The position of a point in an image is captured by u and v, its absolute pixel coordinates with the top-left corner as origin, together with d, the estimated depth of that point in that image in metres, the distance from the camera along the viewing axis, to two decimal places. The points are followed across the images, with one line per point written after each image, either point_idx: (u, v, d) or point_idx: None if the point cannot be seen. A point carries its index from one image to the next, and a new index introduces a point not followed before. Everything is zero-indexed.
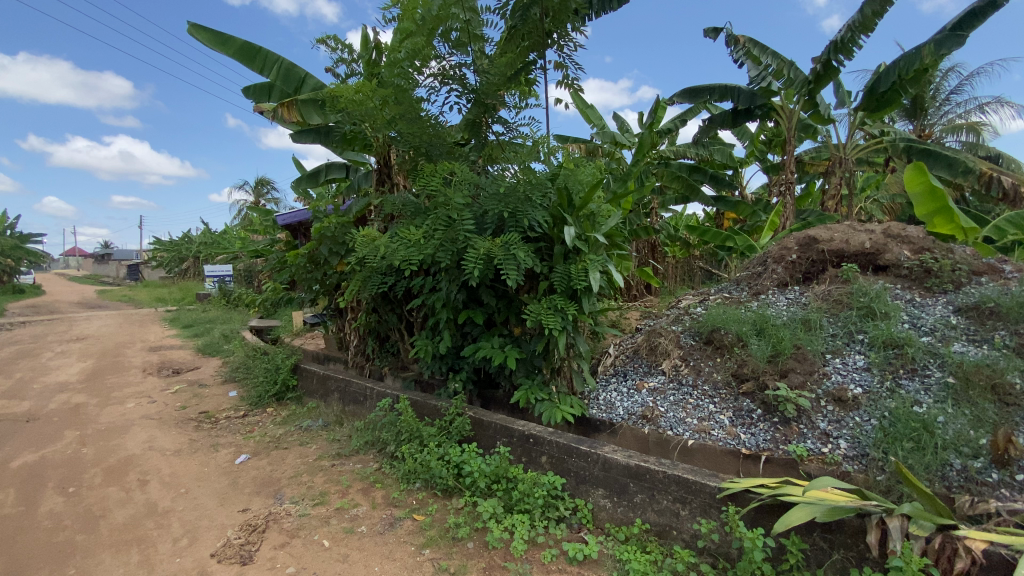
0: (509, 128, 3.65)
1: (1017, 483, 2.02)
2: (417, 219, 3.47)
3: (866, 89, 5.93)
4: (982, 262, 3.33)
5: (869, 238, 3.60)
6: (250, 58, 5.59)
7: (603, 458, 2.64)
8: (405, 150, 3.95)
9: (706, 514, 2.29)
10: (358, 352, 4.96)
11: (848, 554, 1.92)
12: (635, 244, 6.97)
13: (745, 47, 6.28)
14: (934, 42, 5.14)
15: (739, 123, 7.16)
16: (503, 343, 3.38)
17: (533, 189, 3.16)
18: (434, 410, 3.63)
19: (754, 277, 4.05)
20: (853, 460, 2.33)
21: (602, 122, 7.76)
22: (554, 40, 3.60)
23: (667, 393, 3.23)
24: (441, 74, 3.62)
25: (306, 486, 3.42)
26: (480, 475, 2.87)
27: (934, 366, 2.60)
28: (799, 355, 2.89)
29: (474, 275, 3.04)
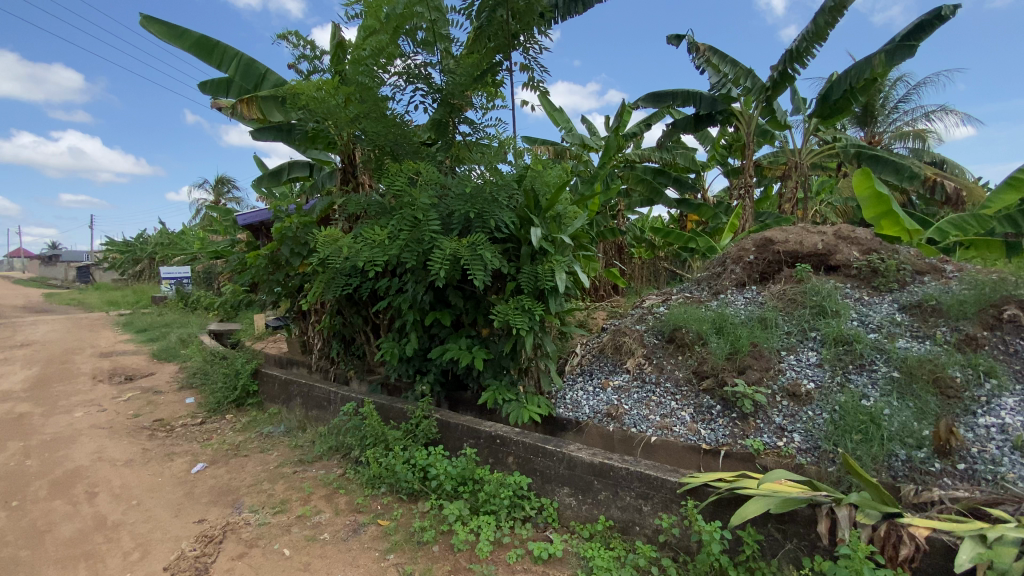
0: (475, 128, 3.65)
1: (958, 472, 2.14)
2: (382, 219, 3.41)
3: (820, 97, 6.19)
4: (925, 263, 3.52)
5: (821, 240, 3.75)
6: (207, 52, 5.40)
7: (568, 457, 2.66)
8: (369, 149, 3.88)
9: (667, 509, 2.34)
10: (322, 355, 4.84)
11: (801, 544, 1.99)
12: (602, 245, 7.06)
13: (705, 55, 6.49)
14: (884, 53, 5.41)
15: (701, 127, 7.34)
16: (471, 343, 3.36)
17: (499, 189, 3.16)
18: (399, 413, 3.58)
19: (714, 278, 4.17)
20: (806, 452, 2.42)
21: (570, 124, 7.83)
22: (521, 42, 3.62)
23: (631, 391, 3.29)
24: (406, 73, 3.58)
25: (266, 494, 3.31)
26: (446, 477, 2.84)
27: (880, 361, 2.73)
28: (756, 353, 2.98)
29: (440, 276, 3.01)
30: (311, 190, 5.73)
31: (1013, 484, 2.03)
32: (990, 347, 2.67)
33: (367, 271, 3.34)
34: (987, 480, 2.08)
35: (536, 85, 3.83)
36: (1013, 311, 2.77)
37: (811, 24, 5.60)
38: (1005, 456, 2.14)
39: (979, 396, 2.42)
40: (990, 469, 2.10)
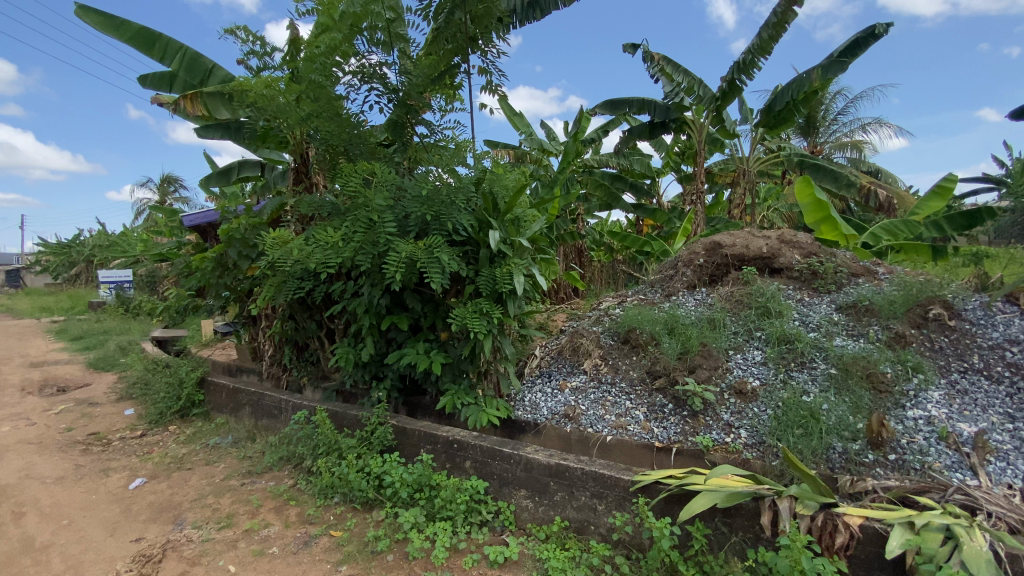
0: (433, 130, 3.61)
1: (890, 462, 2.27)
2: (335, 221, 3.31)
3: (765, 108, 6.49)
4: (859, 266, 3.74)
5: (766, 244, 3.92)
6: (148, 45, 5.12)
7: (524, 459, 2.66)
8: (322, 149, 3.77)
9: (621, 507, 2.37)
10: (273, 362, 4.67)
11: (746, 536, 2.06)
12: (562, 248, 7.14)
13: (660, 64, 6.68)
14: (821, 67, 5.73)
15: (656, 134, 7.55)
16: (429, 347, 3.31)
17: (457, 192, 3.13)
18: (354, 420, 3.49)
19: (667, 280, 4.29)
20: (752, 448, 2.52)
21: (530, 129, 7.89)
22: (478, 45, 3.63)
23: (588, 392, 3.33)
24: (361, 72, 3.50)
25: (211, 508, 3.15)
26: (401, 484, 2.78)
27: (819, 359, 2.87)
28: (705, 352, 3.08)
29: (396, 280, 2.95)
30: (261, 191, 5.53)
31: (938, 473, 2.18)
32: (917, 344, 2.86)
33: (320, 274, 3.24)
34: (915, 469, 2.21)
35: (494, 88, 3.84)
36: (937, 311, 2.98)
37: (756, 38, 5.88)
38: (931, 446, 2.29)
39: (908, 389, 2.59)
40: (918, 458, 2.24)
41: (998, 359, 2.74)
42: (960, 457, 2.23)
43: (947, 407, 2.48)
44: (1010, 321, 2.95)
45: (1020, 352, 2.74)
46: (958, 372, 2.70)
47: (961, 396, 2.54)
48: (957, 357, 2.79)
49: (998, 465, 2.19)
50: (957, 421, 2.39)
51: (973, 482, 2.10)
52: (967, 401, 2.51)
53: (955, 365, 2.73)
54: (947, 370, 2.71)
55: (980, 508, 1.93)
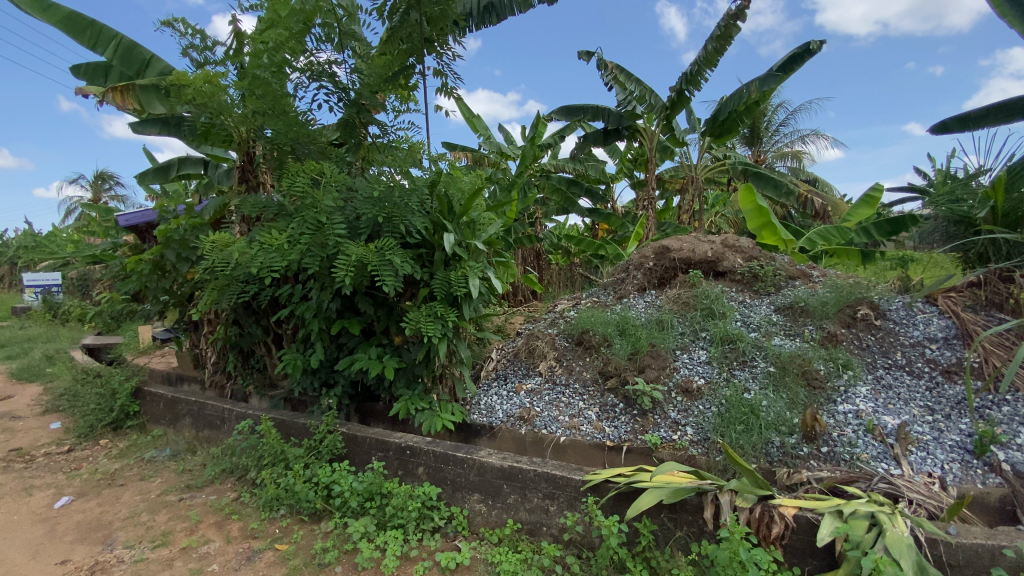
0: (386, 131, 3.54)
1: (823, 454, 2.40)
2: (281, 222, 3.18)
3: (710, 118, 6.76)
4: (796, 269, 3.95)
5: (710, 248, 4.07)
6: (77, 30, 4.81)
7: (478, 463, 2.65)
8: (269, 147, 3.63)
9: (572, 507, 2.40)
10: (216, 370, 4.45)
11: (690, 530, 2.13)
12: (521, 252, 7.21)
13: (613, 72, 6.84)
14: (758, 80, 6.04)
15: (610, 141, 7.73)
16: (381, 352, 3.24)
17: (410, 195, 3.07)
18: (303, 429, 3.38)
19: (618, 283, 4.40)
20: (697, 444, 2.61)
21: (487, 132, 7.91)
22: (434, 47, 3.61)
23: (542, 394, 3.35)
24: (310, 70, 3.40)
25: (145, 526, 2.96)
26: (351, 494, 2.71)
27: (759, 358, 3.01)
28: (653, 352, 3.17)
29: (345, 283, 2.86)
30: (204, 190, 5.28)
31: (866, 463, 2.32)
32: (847, 342, 3.05)
33: (265, 278, 3.10)
34: (845, 460, 2.35)
35: (450, 90, 3.82)
36: (864, 311, 3.19)
37: (702, 51, 6.13)
38: (860, 438, 2.44)
39: (838, 385, 2.75)
40: (848, 450, 2.38)
41: (919, 355, 2.95)
42: (885, 448, 2.39)
43: (874, 401, 2.65)
44: (928, 321, 3.19)
45: (938, 349, 2.97)
46: (883, 368, 2.89)
47: (886, 390, 2.73)
48: (883, 354, 2.99)
49: (919, 455, 2.35)
50: (882, 414, 2.56)
51: (896, 471, 2.26)
52: (891, 395, 2.69)
53: (881, 361, 2.93)
54: (874, 366, 2.90)
55: (902, 495, 2.09)
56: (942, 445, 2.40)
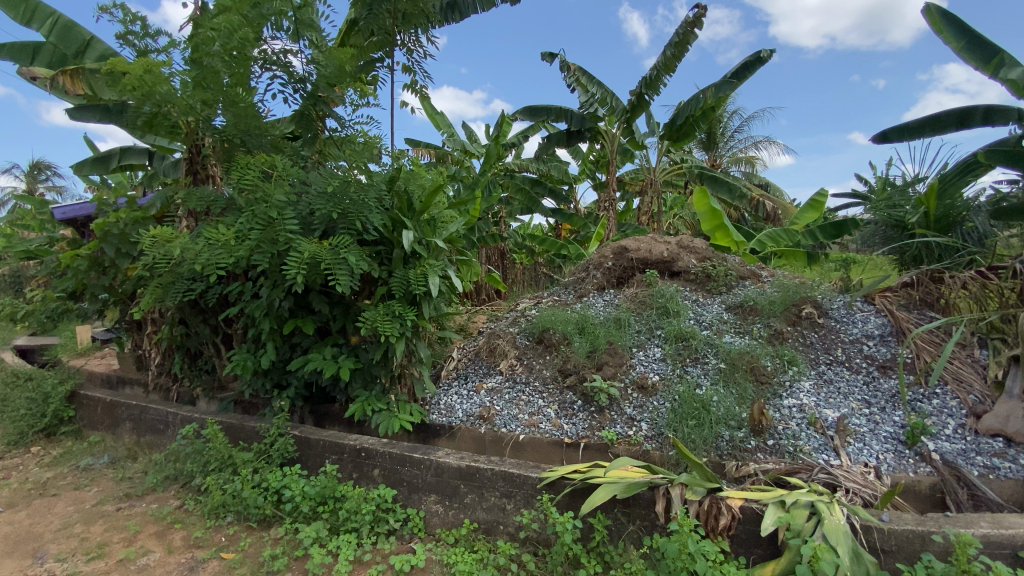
0: (344, 125, 3.44)
1: (769, 447, 2.50)
2: (229, 217, 3.04)
3: (668, 122, 6.94)
4: (747, 269, 4.09)
5: (666, 249, 4.17)
6: (11, 5, 4.59)
7: (435, 463, 2.61)
8: (217, 138, 3.47)
9: (529, 505, 2.40)
10: (160, 372, 4.22)
11: (643, 524, 2.17)
12: (485, 251, 7.22)
13: (575, 75, 6.90)
14: (714, 87, 6.24)
15: (572, 142, 7.81)
16: (337, 353, 3.15)
17: (367, 191, 2.98)
18: (252, 433, 3.25)
19: (579, 282, 4.46)
20: (652, 439, 2.67)
21: (451, 129, 7.84)
22: (402, 40, 3.73)
23: (502, 392, 3.35)
24: (263, 60, 3.27)
25: (78, 538, 2.77)
26: (302, 498, 2.62)
27: (710, 354, 3.10)
28: (611, 350, 3.23)
29: (297, 281, 2.76)
30: (148, 182, 5.01)
31: (808, 455, 2.43)
32: (792, 339, 3.19)
33: (212, 275, 2.97)
34: (789, 452, 2.45)
35: (418, 88, 3.80)
36: (808, 310, 3.33)
37: (661, 56, 6.27)
38: (803, 430, 2.55)
39: (784, 380, 2.87)
40: (792, 442, 2.48)
41: (858, 352, 3.11)
42: (825, 439, 2.51)
43: (816, 395, 2.78)
44: (866, 319, 3.37)
45: (875, 346, 3.14)
46: (825, 363, 3.03)
47: (827, 385, 2.87)
48: (825, 350, 3.14)
49: (857, 446, 2.48)
50: (823, 408, 2.68)
51: (835, 462, 2.37)
52: (833, 390, 2.83)
53: (824, 358, 3.07)
54: (817, 362, 3.04)
55: (840, 485, 2.20)
56: (877, 436, 2.54)
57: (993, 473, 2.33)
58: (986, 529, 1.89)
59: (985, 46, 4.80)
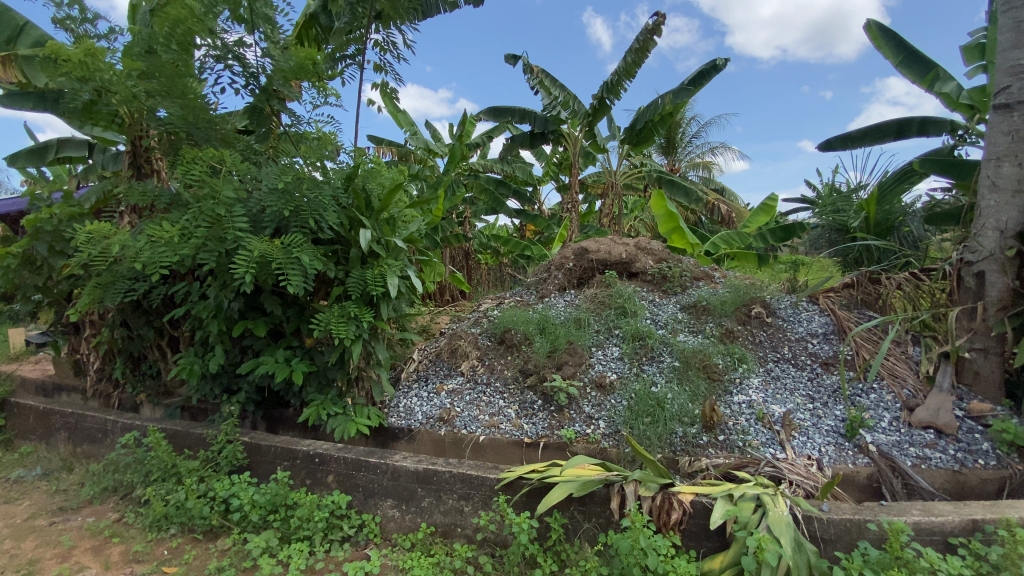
0: (300, 121, 3.28)
1: (720, 442, 2.58)
2: (174, 214, 2.89)
3: (628, 127, 7.07)
4: (701, 271, 4.22)
5: (625, 250, 4.25)
6: None
7: (391, 467, 2.57)
8: (162, 130, 3.30)
9: (487, 506, 2.39)
10: (100, 377, 3.98)
11: (598, 522, 2.20)
12: (449, 252, 7.16)
13: (538, 77, 6.95)
14: (672, 93, 6.40)
15: (536, 144, 7.86)
16: (290, 355, 3.05)
17: (323, 189, 2.89)
18: (199, 439, 3.11)
19: (541, 283, 4.48)
20: (609, 437, 2.71)
21: (414, 128, 7.74)
22: (379, 41, 3.80)
23: (463, 394, 3.32)
24: (215, 48, 3.01)
25: (4, 557, 2.57)
26: (252, 507, 2.52)
27: (665, 353, 3.18)
28: (571, 349, 3.26)
29: (246, 281, 2.66)
30: (87, 174, 4.75)
31: (756, 449, 2.52)
32: (742, 338, 3.30)
33: (155, 274, 2.83)
34: (738, 446, 2.54)
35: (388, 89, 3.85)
36: (757, 309, 3.46)
37: (621, 61, 6.39)
38: (751, 425, 2.65)
39: (735, 377, 2.97)
40: (740, 437, 2.57)
41: (802, 349, 3.25)
42: (772, 434, 2.61)
43: (764, 391, 2.89)
44: (810, 318, 3.53)
45: (818, 343, 3.29)
46: (773, 361, 3.16)
47: (775, 381, 2.98)
48: (773, 348, 3.26)
49: (801, 440, 2.59)
50: (771, 404, 2.79)
51: (781, 456, 2.47)
52: (779, 386, 2.95)
53: (771, 355, 3.20)
54: (765, 359, 3.16)
55: (784, 477, 2.29)
56: (820, 429, 2.66)
57: (924, 463, 2.48)
58: (917, 516, 2.01)
59: (922, 61, 5.12)
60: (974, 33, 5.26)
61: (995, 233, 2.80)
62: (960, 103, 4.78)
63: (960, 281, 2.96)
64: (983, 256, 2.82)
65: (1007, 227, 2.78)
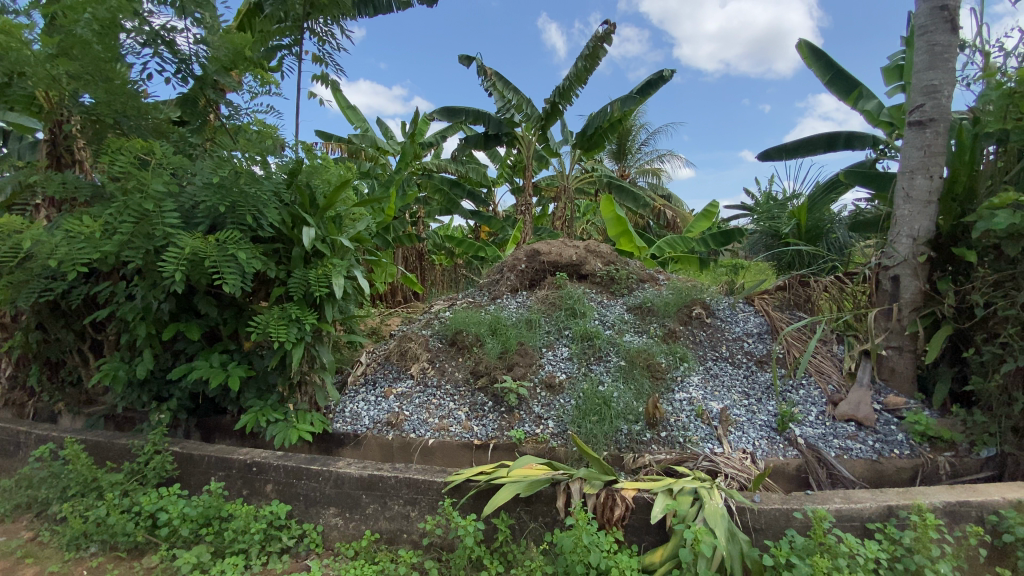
0: (238, 112, 3.12)
1: (662, 438, 2.67)
2: (96, 207, 2.69)
3: (580, 132, 7.21)
4: (647, 273, 4.35)
5: (575, 252, 4.32)
6: None
7: (335, 474, 2.49)
8: (85, 117, 3.09)
9: (433, 511, 2.36)
10: (12, 386, 3.64)
11: (544, 521, 2.22)
12: (401, 252, 7.05)
13: (491, 79, 6.96)
14: (621, 100, 6.58)
15: (490, 146, 7.88)
16: (226, 360, 2.90)
17: (263, 185, 2.75)
18: (125, 450, 2.91)
19: (493, 284, 4.49)
20: (557, 436, 2.75)
21: (364, 125, 7.57)
22: (315, 31, 3.69)
23: (412, 397, 3.27)
24: (142, 32, 2.83)
25: None
26: (181, 521, 2.37)
27: (612, 353, 3.26)
28: (522, 350, 3.28)
29: (176, 280, 2.50)
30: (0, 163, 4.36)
31: (695, 444, 2.62)
32: (683, 338, 3.43)
33: (74, 272, 2.63)
34: (679, 442, 2.63)
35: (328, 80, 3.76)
36: (697, 310, 3.60)
37: (573, 68, 6.50)
38: (691, 422, 2.75)
39: (676, 375, 3.08)
40: (681, 433, 2.67)
41: (739, 348, 3.42)
42: (710, 429, 2.73)
43: (703, 389, 3.01)
44: (746, 318, 3.71)
45: (753, 342, 3.47)
46: (712, 359, 3.30)
47: (713, 379, 3.12)
48: (711, 347, 3.41)
49: (737, 434, 2.72)
50: (709, 400, 2.92)
51: (718, 450, 2.58)
52: (718, 383, 3.09)
53: (710, 354, 3.34)
54: (704, 358, 3.30)
55: (720, 471, 2.40)
56: (754, 424, 2.80)
57: (846, 453, 2.66)
58: (838, 504, 2.15)
59: (847, 80, 5.51)
60: (893, 56, 5.71)
61: (909, 240, 3.04)
62: (880, 120, 5.18)
63: (878, 284, 3.20)
64: (898, 261, 3.06)
65: (918, 235, 3.03)
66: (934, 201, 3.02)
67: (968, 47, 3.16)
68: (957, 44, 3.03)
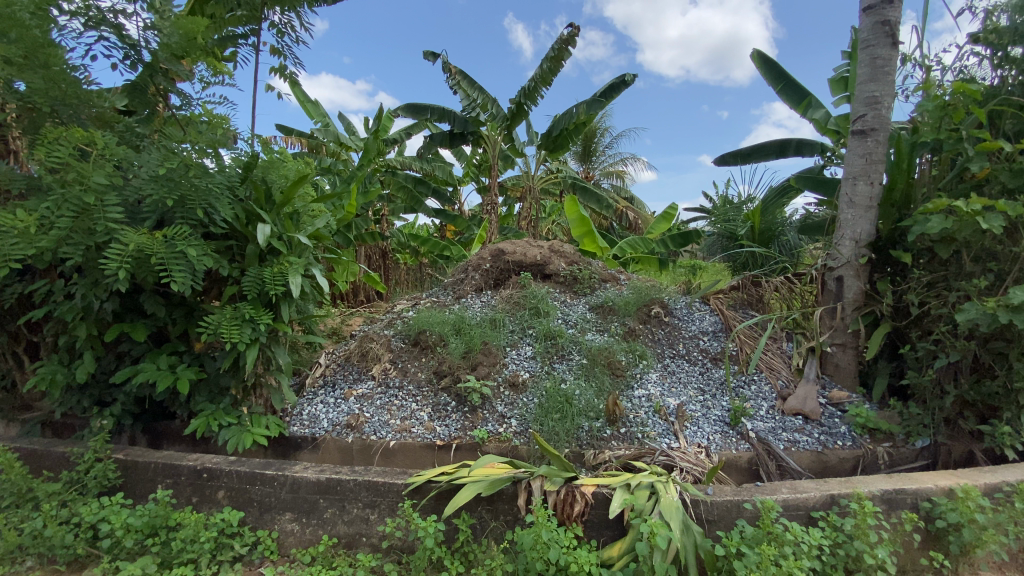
0: (189, 102, 2.99)
1: (622, 435, 2.73)
2: (31, 200, 2.52)
3: (545, 133, 7.26)
4: (609, 273, 4.43)
5: (539, 252, 4.35)
6: None
7: (290, 479, 2.42)
8: (19, 105, 2.84)
9: (393, 513, 2.33)
10: None
11: (506, 519, 2.23)
12: (364, 251, 6.93)
13: (456, 77, 6.93)
14: (585, 103, 6.67)
15: (455, 144, 7.85)
16: (175, 361, 2.78)
17: (215, 178, 2.64)
18: (63, 458, 2.74)
19: (457, 283, 4.47)
20: (520, 434, 2.77)
21: (326, 120, 7.39)
22: (275, 22, 3.59)
23: (373, 398, 3.22)
24: (84, 15, 2.67)
25: None
26: (125, 531, 2.26)
27: (574, 351, 3.30)
28: (486, 350, 3.28)
29: (120, 278, 2.38)
30: None
31: (653, 440, 2.69)
32: (643, 336, 3.52)
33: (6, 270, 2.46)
34: (637, 438, 2.70)
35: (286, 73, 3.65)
36: (656, 309, 3.69)
37: (538, 68, 6.54)
38: (649, 418, 2.83)
39: (636, 372, 3.15)
40: (640, 429, 2.74)
41: (695, 346, 3.53)
42: (667, 425, 2.81)
43: (661, 385, 3.10)
44: (702, 317, 3.83)
45: (708, 340, 3.58)
46: (669, 357, 3.40)
47: (670, 376, 3.20)
48: (669, 345, 3.50)
49: (692, 429, 2.81)
50: (666, 397, 3.00)
51: (675, 445, 2.66)
52: (675, 380, 3.18)
53: (668, 352, 3.44)
54: (662, 356, 3.40)
55: (676, 465, 2.47)
56: (709, 419, 2.90)
57: (793, 445, 2.79)
58: (786, 494, 2.25)
59: (798, 89, 5.77)
60: (840, 68, 6.01)
61: (851, 243, 3.22)
62: (828, 128, 5.44)
63: (824, 285, 3.36)
64: (842, 262, 3.23)
65: (860, 238, 3.20)
66: (875, 206, 3.20)
67: (906, 62, 3.37)
68: (897, 58, 3.22)
